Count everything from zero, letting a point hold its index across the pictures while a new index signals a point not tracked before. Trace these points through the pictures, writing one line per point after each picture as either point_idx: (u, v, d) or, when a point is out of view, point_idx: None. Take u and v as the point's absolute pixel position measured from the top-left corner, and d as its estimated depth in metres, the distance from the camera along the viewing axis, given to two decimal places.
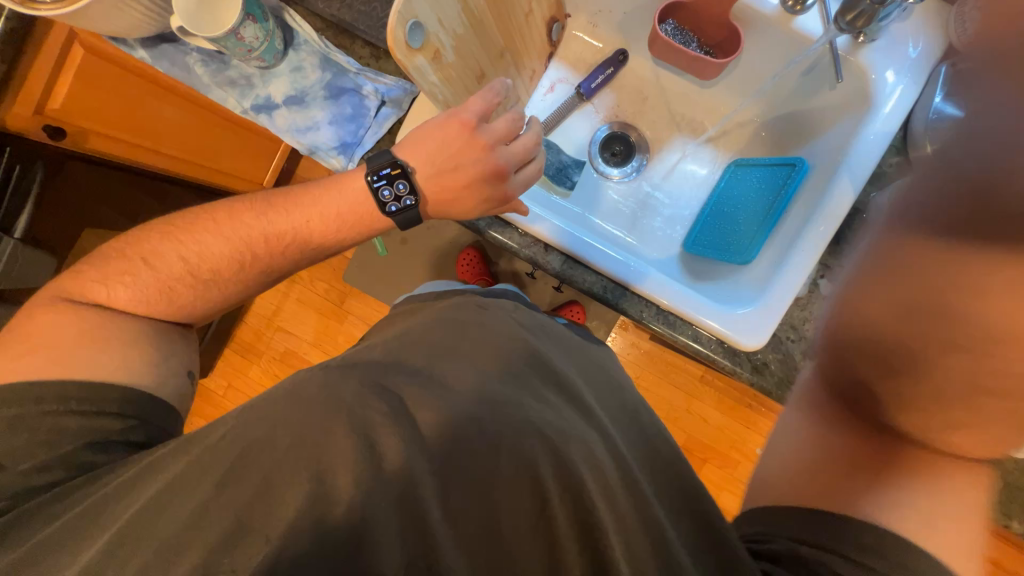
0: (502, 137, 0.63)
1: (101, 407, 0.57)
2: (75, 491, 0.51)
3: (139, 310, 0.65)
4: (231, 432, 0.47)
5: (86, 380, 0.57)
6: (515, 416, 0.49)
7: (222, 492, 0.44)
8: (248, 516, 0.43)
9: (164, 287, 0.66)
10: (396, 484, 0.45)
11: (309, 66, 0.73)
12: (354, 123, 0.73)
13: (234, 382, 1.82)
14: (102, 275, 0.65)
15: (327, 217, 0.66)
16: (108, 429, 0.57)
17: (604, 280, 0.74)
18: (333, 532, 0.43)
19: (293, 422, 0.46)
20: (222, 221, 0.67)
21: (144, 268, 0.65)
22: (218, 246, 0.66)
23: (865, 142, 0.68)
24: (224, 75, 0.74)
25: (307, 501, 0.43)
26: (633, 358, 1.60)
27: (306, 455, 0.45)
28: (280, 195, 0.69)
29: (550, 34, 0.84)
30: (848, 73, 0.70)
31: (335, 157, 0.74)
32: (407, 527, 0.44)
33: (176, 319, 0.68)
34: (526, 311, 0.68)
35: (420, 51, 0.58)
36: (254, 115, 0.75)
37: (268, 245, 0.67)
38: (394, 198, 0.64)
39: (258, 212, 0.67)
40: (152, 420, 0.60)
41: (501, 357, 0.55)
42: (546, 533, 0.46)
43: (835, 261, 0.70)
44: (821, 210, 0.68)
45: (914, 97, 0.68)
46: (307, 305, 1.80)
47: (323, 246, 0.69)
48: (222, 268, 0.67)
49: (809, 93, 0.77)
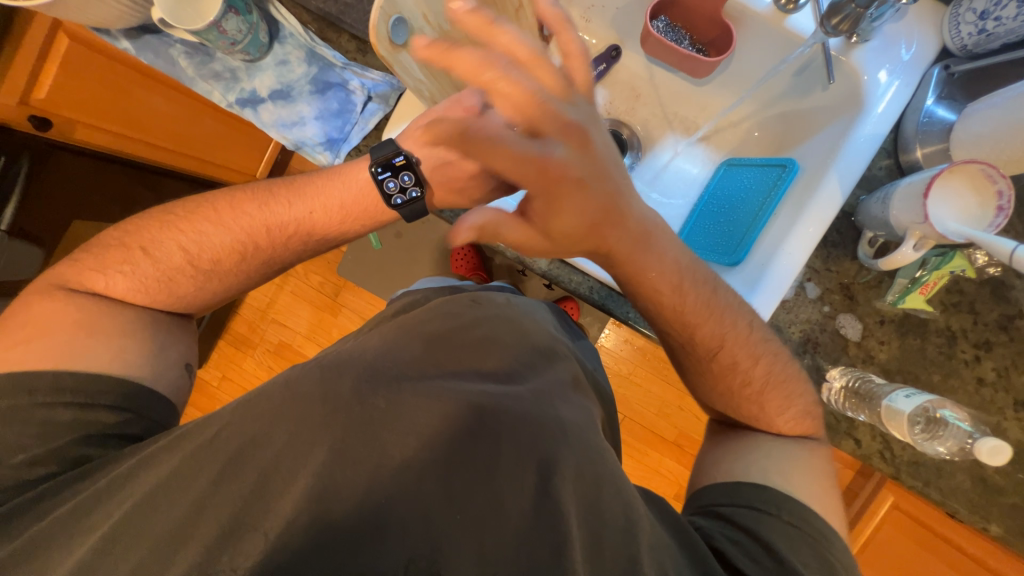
0: None
1: (95, 400, 0.56)
2: (66, 488, 0.50)
3: (138, 300, 0.64)
4: (226, 429, 0.47)
5: (80, 372, 0.56)
6: (515, 409, 0.49)
7: (219, 489, 0.44)
8: (246, 513, 0.42)
9: (164, 277, 0.65)
10: (395, 482, 0.44)
11: (295, 60, 0.73)
12: (340, 118, 0.73)
13: (229, 373, 1.82)
14: (100, 264, 0.64)
15: (330, 209, 0.67)
16: (103, 423, 0.55)
17: (590, 281, 0.74)
18: (336, 526, 0.41)
19: (289, 421, 0.46)
20: (223, 211, 0.67)
21: (145, 258, 0.65)
22: (220, 236, 0.66)
23: (856, 144, 0.67)
24: (209, 67, 0.73)
25: (306, 498, 0.42)
26: (627, 354, 1.60)
27: (305, 454, 0.44)
28: (283, 185, 0.69)
29: None
30: (841, 74, 0.70)
31: (321, 153, 0.74)
32: (408, 528, 0.42)
33: (176, 309, 0.67)
34: (517, 304, 0.70)
35: (404, 47, 0.57)
36: (239, 109, 0.74)
37: (270, 236, 0.67)
38: (399, 190, 0.64)
39: (260, 203, 0.67)
40: (148, 414, 0.59)
41: (490, 356, 0.56)
42: (557, 528, 0.43)
43: (823, 264, 0.70)
44: (809, 212, 0.68)
45: (906, 99, 0.67)
46: (302, 298, 1.80)
47: (325, 238, 0.70)
48: (223, 258, 0.66)
49: (801, 94, 0.76)
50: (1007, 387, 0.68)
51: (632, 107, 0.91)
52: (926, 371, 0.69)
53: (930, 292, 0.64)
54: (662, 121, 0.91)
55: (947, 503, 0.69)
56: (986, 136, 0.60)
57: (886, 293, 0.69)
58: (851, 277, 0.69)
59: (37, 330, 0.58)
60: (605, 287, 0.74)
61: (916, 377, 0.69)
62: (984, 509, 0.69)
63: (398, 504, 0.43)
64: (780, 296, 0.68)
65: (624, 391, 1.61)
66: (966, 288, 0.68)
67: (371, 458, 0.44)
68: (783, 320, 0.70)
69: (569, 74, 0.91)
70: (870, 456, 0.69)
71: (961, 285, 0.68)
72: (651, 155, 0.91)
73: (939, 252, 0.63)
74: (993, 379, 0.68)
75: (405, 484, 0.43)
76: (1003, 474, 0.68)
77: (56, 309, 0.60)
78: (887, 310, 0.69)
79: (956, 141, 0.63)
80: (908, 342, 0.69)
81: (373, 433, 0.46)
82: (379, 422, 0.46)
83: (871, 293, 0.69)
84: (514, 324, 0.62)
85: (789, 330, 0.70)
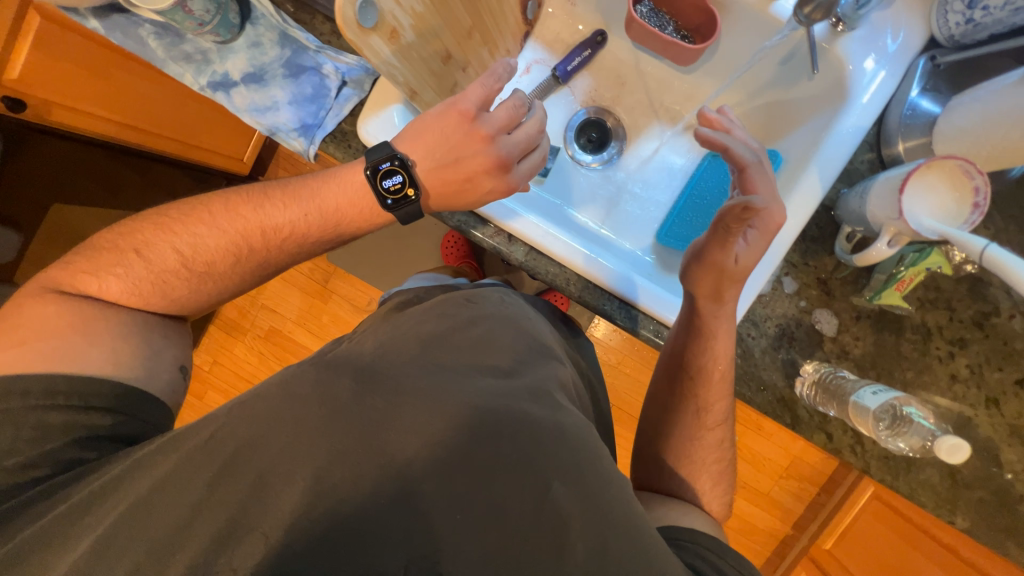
0: (503, 126, 0.64)
1: (88, 402, 0.55)
2: (57, 492, 0.49)
3: (131, 303, 0.63)
4: (221, 431, 0.47)
5: (73, 374, 0.55)
6: (513, 415, 0.49)
7: (214, 492, 0.44)
8: (243, 516, 0.43)
9: (158, 279, 0.63)
10: (389, 481, 0.45)
11: (267, 42, 0.71)
12: (314, 103, 0.71)
13: (221, 358, 1.83)
14: (92, 266, 0.62)
15: (326, 212, 0.66)
16: (96, 425, 0.55)
17: (567, 273, 0.74)
18: (342, 523, 0.43)
19: (287, 422, 0.47)
20: (218, 212, 0.65)
21: (137, 260, 0.63)
22: (216, 238, 0.64)
23: (839, 136, 0.66)
24: (179, 49, 0.71)
25: (306, 499, 0.43)
26: (615, 343, 1.61)
27: (304, 456, 0.45)
28: (278, 186, 0.68)
29: (527, 13, 0.81)
30: (826, 63, 0.68)
31: (295, 140, 0.72)
32: (406, 530, 0.43)
33: (170, 312, 0.66)
34: (512, 301, 0.71)
35: (374, 30, 0.56)
36: (211, 93, 0.72)
37: (266, 237, 0.66)
38: (392, 190, 0.64)
39: (256, 205, 0.66)
40: (142, 416, 0.58)
41: (483, 356, 0.56)
42: (557, 529, 0.45)
43: (801, 259, 0.69)
44: (790, 205, 0.67)
45: (890, 90, 0.65)
46: (293, 284, 1.79)
47: (321, 241, 0.69)
48: (218, 260, 0.65)
49: (786, 83, 0.74)
50: (980, 384, 0.68)
51: (617, 94, 0.90)
52: (900, 367, 0.69)
53: (906, 288, 0.63)
54: (647, 109, 0.89)
55: (915, 498, 0.70)
56: (967, 131, 0.59)
57: (863, 290, 0.68)
58: (828, 272, 0.69)
59: (14, 320, 0.57)
60: (583, 279, 0.74)
61: (890, 373, 0.69)
62: (951, 504, 0.69)
63: (368, 494, 0.44)
64: (755, 292, 0.68)
65: (612, 380, 1.63)
66: (943, 285, 0.68)
67: (341, 448, 0.45)
68: (759, 314, 0.70)
69: (553, 59, 0.89)
70: (840, 450, 0.69)
71: (938, 282, 0.68)
72: (636, 144, 0.90)
73: (917, 249, 0.63)
74: (966, 376, 0.68)
75: (374, 474, 0.44)
76: (971, 469, 0.69)
77: (34, 298, 0.59)
78: (864, 307, 0.69)
79: (939, 136, 0.62)
80: (883, 338, 0.69)
81: (344, 424, 0.46)
82: (349, 413, 0.47)
83: (848, 289, 0.69)
84: (509, 324, 0.63)
85: (764, 325, 0.70)
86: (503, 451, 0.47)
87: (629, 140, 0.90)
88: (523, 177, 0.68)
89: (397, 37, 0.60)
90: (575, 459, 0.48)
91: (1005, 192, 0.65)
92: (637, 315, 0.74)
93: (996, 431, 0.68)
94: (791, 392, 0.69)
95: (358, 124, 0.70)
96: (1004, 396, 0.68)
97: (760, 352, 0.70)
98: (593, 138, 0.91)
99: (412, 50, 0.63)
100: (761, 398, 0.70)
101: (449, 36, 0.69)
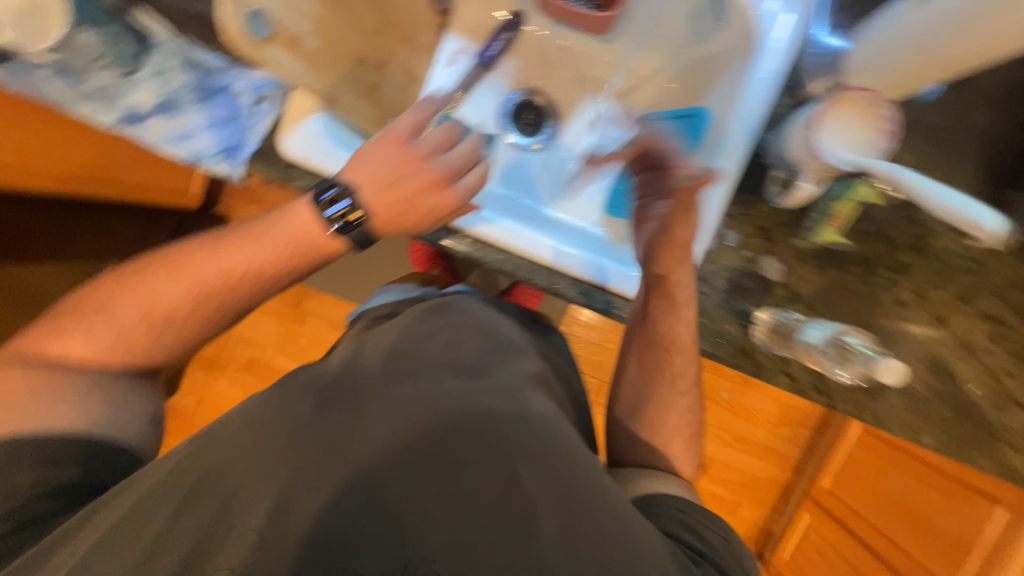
0: (437, 146, 0.64)
1: (52, 458, 0.53)
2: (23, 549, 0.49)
3: (89, 363, 0.59)
4: (184, 461, 0.47)
5: (25, 434, 0.52)
6: (472, 408, 0.49)
7: (175, 524, 0.43)
8: (205, 547, 0.42)
9: (118, 338, 0.59)
10: (351, 489, 0.44)
11: (173, 68, 0.69)
12: (232, 124, 0.69)
13: (204, 396, 1.79)
14: (56, 326, 0.60)
15: (284, 248, 0.62)
16: (62, 480, 0.54)
17: (513, 258, 0.75)
18: (307, 539, 0.41)
19: (248, 447, 0.46)
20: (174, 262, 0.61)
21: (104, 325, 0.59)
22: (186, 292, 0.60)
23: (754, 83, 0.68)
24: (78, 89, 0.68)
25: (267, 520, 0.42)
26: (594, 321, 1.62)
27: (264, 475, 0.44)
28: (236, 229, 0.63)
29: (438, 4, 0.85)
30: (733, 14, 0.69)
31: (221, 166, 0.69)
32: (374, 536, 0.42)
33: (132, 371, 0.61)
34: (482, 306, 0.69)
35: (271, 37, 0.58)
36: (121, 129, 0.69)
37: (225, 284, 0.61)
38: (337, 217, 0.61)
39: (220, 248, 0.61)
40: (110, 465, 0.57)
41: (444, 353, 0.56)
42: (525, 516, 0.44)
43: (739, 210, 0.70)
44: (718, 159, 0.68)
45: (795, 30, 0.67)
46: (265, 311, 1.76)
47: (283, 280, 0.64)
48: (178, 313, 0.60)
49: (702, 39, 0.75)
50: (926, 306, 0.71)
51: (545, 73, 0.89)
52: (850, 302, 0.71)
53: (840, 223, 0.66)
54: (576, 84, 0.88)
55: (881, 425, 0.72)
56: (869, 62, 0.60)
57: (802, 232, 0.70)
58: (767, 219, 0.70)
59: None
60: (533, 262, 0.74)
61: (841, 309, 0.71)
62: (916, 426, 0.72)
63: (330, 507, 0.43)
64: (700, 248, 0.69)
65: (596, 358, 1.64)
66: (878, 216, 0.70)
67: (300, 462, 0.45)
68: (707, 271, 0.71)
69: (476, 46, 0.86)
70: (805, 392, 0.71)
71: (872, 214, 0.70)
72: (571, 120, 0.89)
73: (844, 181, 0.63)
74: (912, 301, 0.71)
75: (335, 485, 0.44)
76: (929, 389, 0.72)
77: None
78: (806, 247, 0.70)
79: (846, 71, 0.63)
80: (829, 276, 0.70)
81: (298, 436, 0.47)
82: (300, 425, 0.48)
83: (788, 233, 0.70)
84: (474, 326, 0.62)
85: (712, 279, 0.72)
86: (459, 438, 0.47)
87: (563, 118, 0.90)
88: (465, 193, 0.65)
89: (299, 45, 0.59)
90: (538, 443, 0.48)
91: (918, 118, 0.68)
92: (593, 290, 0.74)
93: (948, 349, 0.71)
94: (749, 342, 0.70)
95: (277, 140, 0.68)
96: (949, 314, 0.71)
97: (714, 306, 0.71)
98: (529, 121, 0.90)
99: (320, 57, 0.62)
100: (723, 353, 0.71)
101: (358, 37, 0.68)
